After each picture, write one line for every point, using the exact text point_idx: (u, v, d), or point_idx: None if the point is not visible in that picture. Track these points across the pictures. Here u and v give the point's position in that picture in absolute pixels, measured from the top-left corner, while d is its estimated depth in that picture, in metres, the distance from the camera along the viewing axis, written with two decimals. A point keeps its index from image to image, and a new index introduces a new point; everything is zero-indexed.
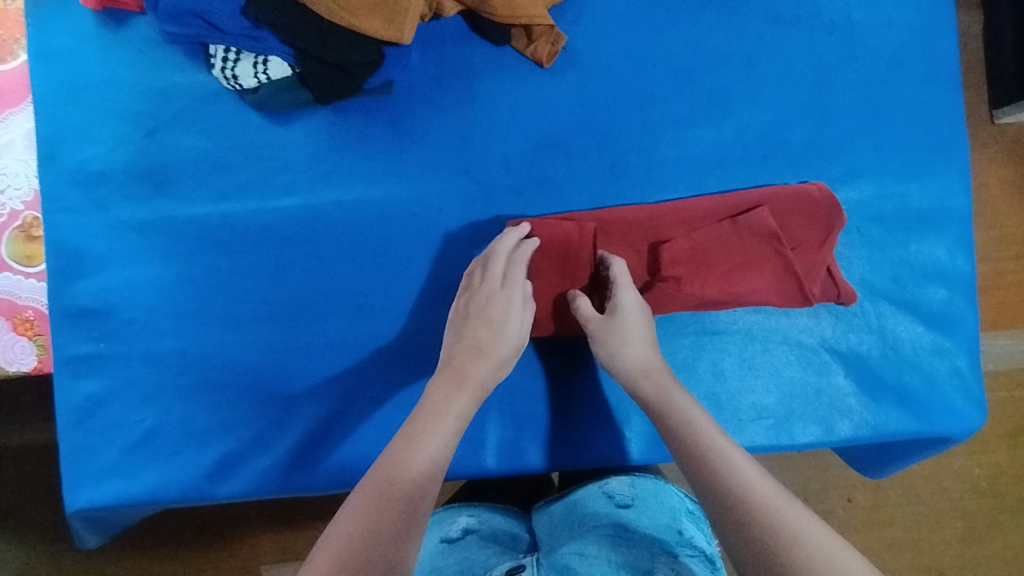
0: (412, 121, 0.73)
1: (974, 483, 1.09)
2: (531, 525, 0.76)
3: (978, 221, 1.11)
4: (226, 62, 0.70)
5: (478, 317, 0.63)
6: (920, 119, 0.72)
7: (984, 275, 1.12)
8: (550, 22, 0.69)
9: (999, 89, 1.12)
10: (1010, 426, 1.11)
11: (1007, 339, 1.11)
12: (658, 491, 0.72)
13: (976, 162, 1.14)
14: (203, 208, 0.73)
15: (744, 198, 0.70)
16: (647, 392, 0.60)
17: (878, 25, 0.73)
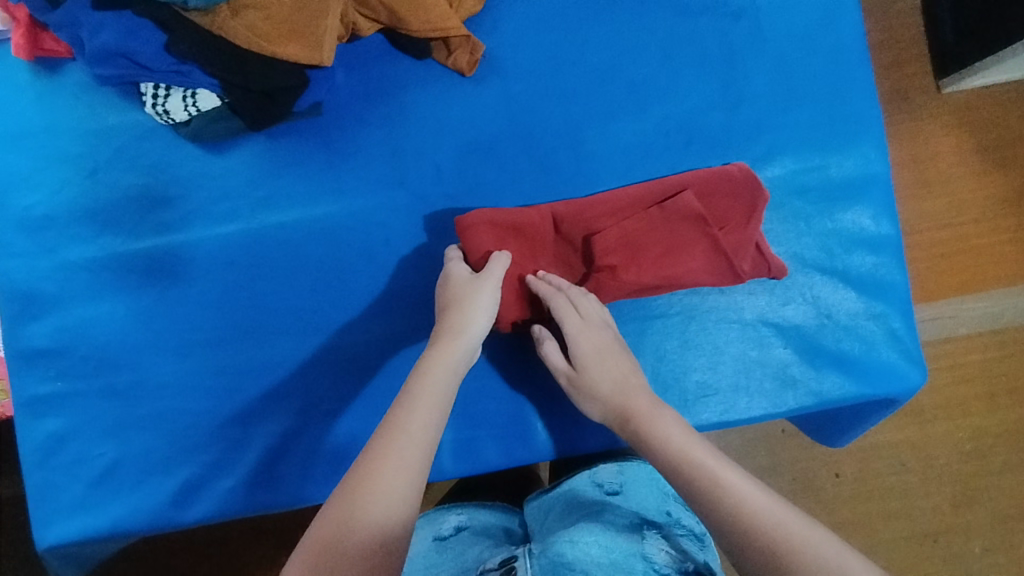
0: (343, 139, 0.75)
1: (956, 446, 1.11)
2: (522, 518, 0.80)
3: (932, 189, 1.14)
4: (156, 98, 0.72)
5: (446, 305, 0.65)
6: (835, 94, 0.75)
7: (942, 241, 1.14)
8: (464, 32, 0.71)
9: (941, 61, 1.16)
10: (987, 387, 1.13)
11: (972, 302, 1.13)
12: (647, 478, 0.75)
13: (929, 133, 1.17)
14: (149, 241, 0.75)
15: (669, 183, 0.72)
16: (633, 425, 0.61)
17: (784, 8, 0.75)
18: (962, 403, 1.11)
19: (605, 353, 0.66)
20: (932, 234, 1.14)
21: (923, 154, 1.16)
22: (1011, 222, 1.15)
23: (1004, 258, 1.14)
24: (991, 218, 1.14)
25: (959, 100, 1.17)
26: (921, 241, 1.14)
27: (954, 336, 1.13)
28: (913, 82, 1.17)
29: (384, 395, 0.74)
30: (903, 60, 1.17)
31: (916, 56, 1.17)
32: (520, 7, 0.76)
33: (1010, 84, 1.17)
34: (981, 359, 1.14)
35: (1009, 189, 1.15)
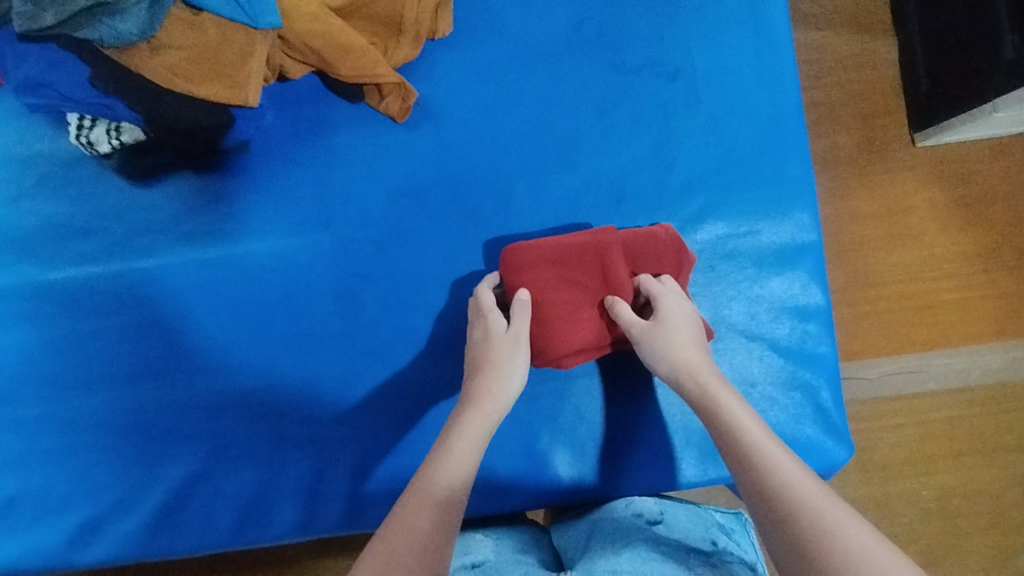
0: (271, 179, 0.74)
1: (921, 507, 1.07)
2: (554, 544, 0.74)
3: (900, 243, 1.12)
4: (81, 129, 0.71)
5: (479, 367, 0.64)
6: (769, 157, 0.74)
7: (912, 294, 1.11)
8: (395, 77, 0.70)
9: (914, 115, 1.15)
10: (954, 445, 1.09)
11: (939, 358, 1.10)
12: (685, 510, 0.71)
13: (904, 184, 1.14)
14: (67, 271, 0.73)
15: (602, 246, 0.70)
16: (693, 391, 0.59)
17: (720, 68, 0.75)
18: (926, 460, 1.08)
19: (683, 330, 0.63)
20: (903, 287, 1.11)
21: (898, 204, 1.13)
22: (982, 278, 1.12)
23: (974, 315, 1.11)
24: (962, 273, 1.12)
25: (934, 154, 1.15)
26: (892, 293, 1.11)
27: (921, 392, 1.09)
28: (886, 134, 1.15)
29: (296, 442, 0.72)
30: (873, 113, 1.15)
31: (894, 107, 1.16)
32: (455, 55, 0.75)
33: (987, 140, 1.15)
34: (950, 416, 1.10)
35: (983, 245, 1.13)
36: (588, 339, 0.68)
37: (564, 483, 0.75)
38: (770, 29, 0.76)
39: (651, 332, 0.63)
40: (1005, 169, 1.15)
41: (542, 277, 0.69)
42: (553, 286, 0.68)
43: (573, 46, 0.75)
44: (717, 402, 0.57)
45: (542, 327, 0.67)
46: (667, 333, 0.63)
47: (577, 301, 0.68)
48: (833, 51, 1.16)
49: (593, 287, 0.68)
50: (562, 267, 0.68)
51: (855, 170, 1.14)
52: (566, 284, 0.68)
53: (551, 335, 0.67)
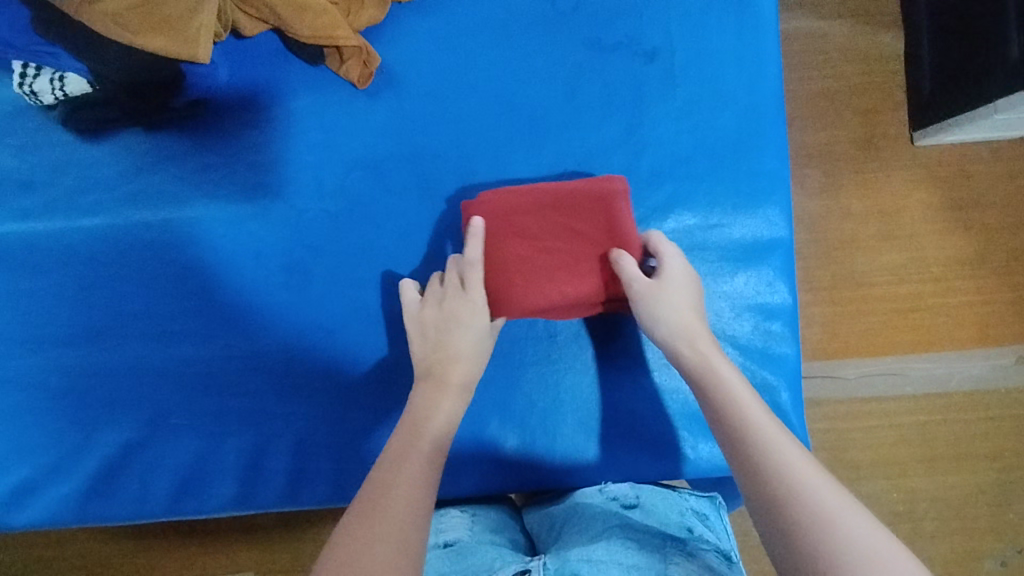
0: (224, 142, 0.71)
1: (890, 509, 1.06)
2: (527, 522, 0.74)
3: (887, 243, 1.09)
4: (24, 78, 0.67)
5: (444, 338, 0.64)
6: (746, 148, 0.71)
7: (897, 296, 1.09)
8: (355, 41, 0.67)
9: (912, 111, 1.11)
10: (927, 450, 1.07)
11: (920, 362, 1.08)
12: (660, 494, 0.70)
13: (897, 182, 1.11)
14: (8, 226, 0.70)
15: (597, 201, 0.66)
16: (691, 356, 0.60)
17: (700, 51, 0.71)
18: (897, 463, 1.07)
19: (683, 295, 0.63)
20: (888, 288, 1.09)
21: (889, 204, 1.10)
22: (970, 284, 1.09)
23: (959, 321, 1.09)
24: (952, 278, 1.09)
25: (929, 153, 1.11)
26: (876, 294, 1.09)
27: (900, 396, 1.08)
28: (882, 130, 1.12)
29: (238, 416, 0.71)
30: (870, 108, 1.12)
31: (895, 101, 1.12)
32: (423, 22, 0.72)
33: (985, 142, 1.11)
34: (925, 421, 1.08)
35: (975, 250, 1.10)
36: (581, 294, 0.65)
37: (512, 472, 0.73)
38: (756, 14, 0.72)
39: (651, 297, 0.63)
40: (1005, 173, 1.11)
41: (535, 219, 0.66)
42: (546, 231, 0.66)
43: (547, 18, 0.72)
44: (714, 371, 0.58)
45: (527, 275, 0.65)
46: (668, 297, 0.63)
47: (573, 251, 0.66)
48: (834, 41, 1.12)
49: (589, 241, 0.65)
50: (559, 213, 0.65)
51: (847, 165, 1.11)
52: (562, 233, 0.65)
53: (543, 285, 0.65)
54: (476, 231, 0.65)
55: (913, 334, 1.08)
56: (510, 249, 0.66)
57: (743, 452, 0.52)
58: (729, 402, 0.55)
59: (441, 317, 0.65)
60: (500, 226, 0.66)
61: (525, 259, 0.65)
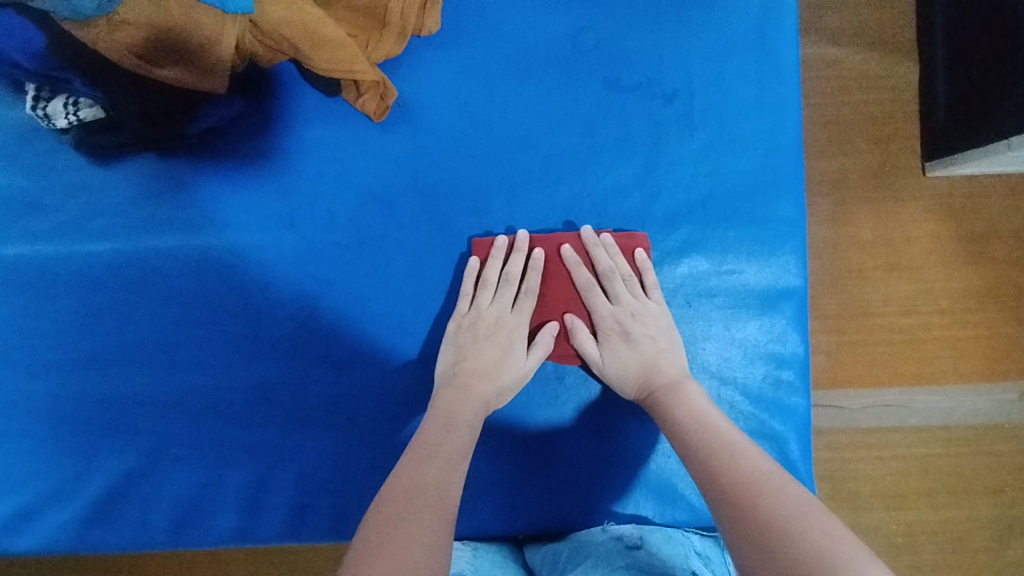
0: (236, 170, 0.71)
1: (890, 541, 1.05)
2: (528, 559, 0.72)
3: (897, 275, 1.08)
4: (37, 101, 0.67)
5: (478, 348, 0.66)
6: (762, 193, 0.70)
7: (905, 329, 1.08)
8: (375, 76, 0.66)
9: (927, 146, 1.10)
10: (930, 484, 1.06)
11: (924, 395, 1.08)
12: (664, 534, 0.69)
13: (908, 214, 1.10)
14: (18, 249, 0.70)
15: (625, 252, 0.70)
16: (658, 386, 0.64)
17: (718, 94, 0.71)
18: (900, 496, 1.06)
19: (644, 326, 0.67)
20: (896, 320, 1.08)
21: (900, 236, 1.09)
22: (979, 318, 1.08)
23: (965, 355, 1.08)
24: (960, 312, 1.08)
25: (942, 186, 1.11)
26: (884, 325, 1.08)
27: (903, 428, 1.07)
28: (896, 163, 1.11)
29: (240, 448, 0.70)
30: (884, 140, 1.11)
31: (908, 135, 1.11)
32: (441, 55, 0.71)
33: (997, 177, 1.11)
34: (928, 454, 1.07)
35: (985, 285, 1.09)
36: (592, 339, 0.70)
37: (514, 509, 0.72)
38: (776, 57, 0.72)
39: (612, 338, 0.68)
40: (1016, 208, 1.10)
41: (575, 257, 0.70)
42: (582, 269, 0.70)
43: (566, 56, 0.71)
44: (678, 394, 0.62)
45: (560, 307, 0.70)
46: (625, 332, 0.67)
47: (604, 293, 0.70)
48: (848, 73, 1.12)
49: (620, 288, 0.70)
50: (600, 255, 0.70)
51: (859, 199, 1.10)
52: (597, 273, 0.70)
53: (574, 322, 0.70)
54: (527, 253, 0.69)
55: (920, 368, 1.07)
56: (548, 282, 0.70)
57: (701, 459, 0.55)
58: (688, 419, 0.59)
59: (479, 329, 0.67)
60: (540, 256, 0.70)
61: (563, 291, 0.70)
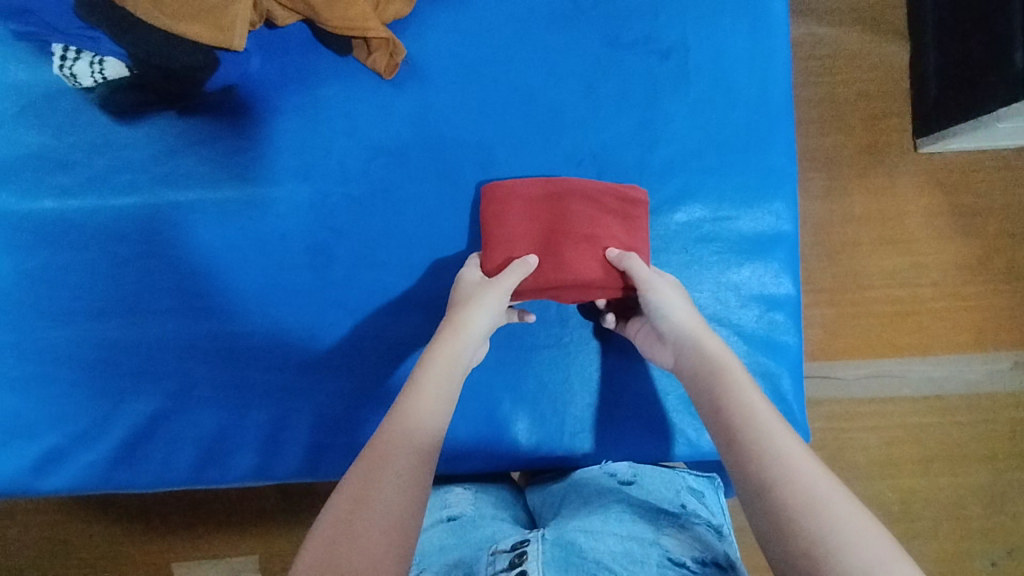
0: (253, 125, 0.74)
1: (884, 507, 1.09)
2: (528, 501, 0.76)
3: (889, 247, 1.12)
4: (64, 60, 0.70)
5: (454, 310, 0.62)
6: (755, 145, 0.74)
7: (897, 299, 1.11)
8: (384, 34, 0.70)
9: (918, 118, 1.14)
10: (924, 452, 1.10)
11: (916, 364, 1.11)
12: (657, 471, 0.72)
13: (900, 186, 1.13)
14: (45, 203, 0.74)
15: (607, 199, 0.69)
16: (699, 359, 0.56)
17: (713, 50, 0.74)
18: (893, 462, 1.09)
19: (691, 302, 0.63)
20: (888, 291, 1.11)
21: (892, 207, 1.13)
22: (969, 289, 1.12)
23: (957, 326, 1.12)
24: (951, 282, 1.12)
25: (932, 160, 1.14)
26: (877, 296, 1.11)
27: (896, 396, 1.10)
28: (887, 134, 1.14)
29: (260, 391, 0.73)
30: (876, 113, 1.15)
31: (899, 106, 1.15)
32: (448, 17, 0.75)
33: (985, 151, 1.14)
34: (921, 422, 1.11)
35: (974, 256, 1.12)
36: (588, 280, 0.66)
37: (520, 451, 0.75)
38: (768, 17, 0.75)
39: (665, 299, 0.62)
40: (1004, 182, 1.14)
41: (554, 207, 0.68)
42: (568, 215, 0.68)
43: (567, 15, 0.75)
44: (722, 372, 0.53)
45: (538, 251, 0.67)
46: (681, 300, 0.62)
47: (593, 238, 0.67)
48: (841, 47, 1.15)
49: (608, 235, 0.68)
50: (586, 199, 0.68)
51: (851, 170, 1.14)
52: (584, 218, 0.68)
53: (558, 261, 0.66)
54: (494, 208, 0.69)
55: (913, 338, 1.11)
56: (527, 228, 0.68)
57: (738, 452, 0.47)
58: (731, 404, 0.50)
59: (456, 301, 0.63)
60: (510, 202, 0.69)
61: (545, 237, 0.68)
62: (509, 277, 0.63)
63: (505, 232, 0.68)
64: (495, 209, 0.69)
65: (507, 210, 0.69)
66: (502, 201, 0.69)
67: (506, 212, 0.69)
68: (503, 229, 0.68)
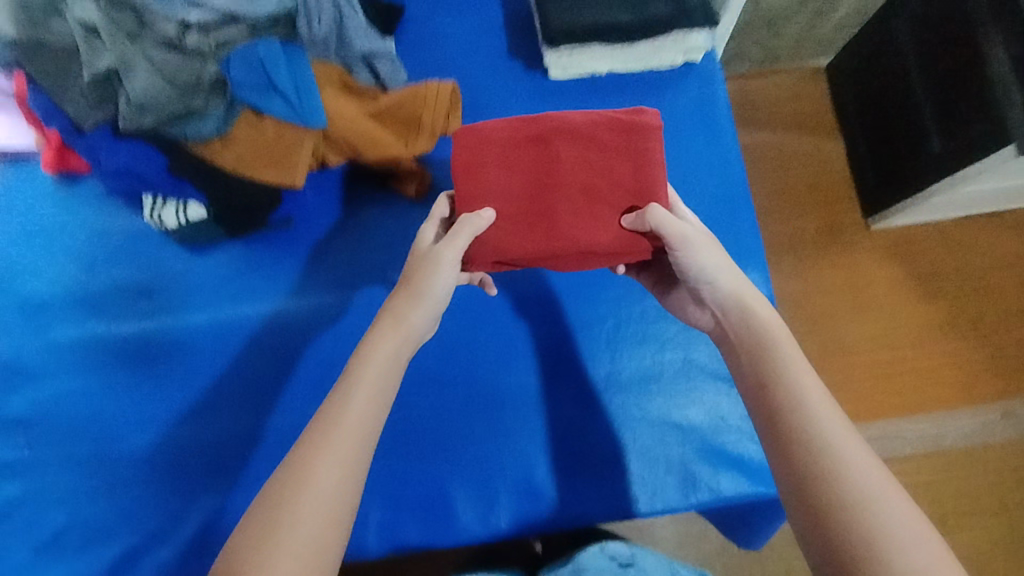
0: (308, 246, 0.89)
1: None
2: None
3: (860, 314, 1.26)
4: (154, 207, 0.86)
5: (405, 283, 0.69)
6: (727, 228, 0.89)
7: (879, 363, 1.24)
8: (414, 166, 0.89)
9: (862, 202, 1.33)
10: (936, 510, 1.17)
11: (909, 421, 1.21)
12: (654, 558, 0.81)
13: (859, 261, 1.30)
14: (130, 325, 0.86)
15: (599, 139, 0.72)
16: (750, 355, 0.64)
17: (678, 159, 0.93)
18: None
19: (719, 258, 0.69)
20: (871, 356, 1.24)
21: (857, 280, 1.29)
22: (942, 350, 1.25)
23: (939, 384, 1.23)
24: (924, 345, 1.25)
25: (885, 237, 1.31)
26: (861, 361, 1.24)
27: (896, 455, 1.19)
28: (838, 217, 1.33)
29: None
30: (826, 201, 1.34)
31: (841, 191, 1.35)
32: None
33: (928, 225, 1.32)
34: (926, 480, 1.19)
35: (940, 319, 1.26)
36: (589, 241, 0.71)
37: (558, 514, 0.81)
38: (718, 127, 0.94)
39: (694, 256, 0.68)
40: (950, 250, 1.30)
41: (540, 156, 0.72)
42: (556, 164, 0.72)
43: None
44: (778, 369, 0.61)
45: (528, 207, 0.72)
46: (713, 258, 0.68)
47: (586, 192, 0.71)
48: (783, 149, 1.37)
49: (606, 181, 0.72)
50: (575, 144, 0.72)
51: (814, 251, 1.31)
52: (576, 165, 0.72)
53: (557, 220, 0.71)
54: (468, 163, 0.73)
55: (900, 399, 1.22)
56: (516, 180, 0.72)
57: (798, 450, 0.56)
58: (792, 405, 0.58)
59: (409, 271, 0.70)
60: (490, 153, 0.73)
61: (533, 193, 0.72)
62: (451, 245, 0.69)
63: (490, 184, 0.72)
64: (476, 155, 0.73)
65: (494, 164, 0.73)
66: (482, 149, 0.73)
67: (483, 155, 0.72)
68: (486, 186, 0.72)
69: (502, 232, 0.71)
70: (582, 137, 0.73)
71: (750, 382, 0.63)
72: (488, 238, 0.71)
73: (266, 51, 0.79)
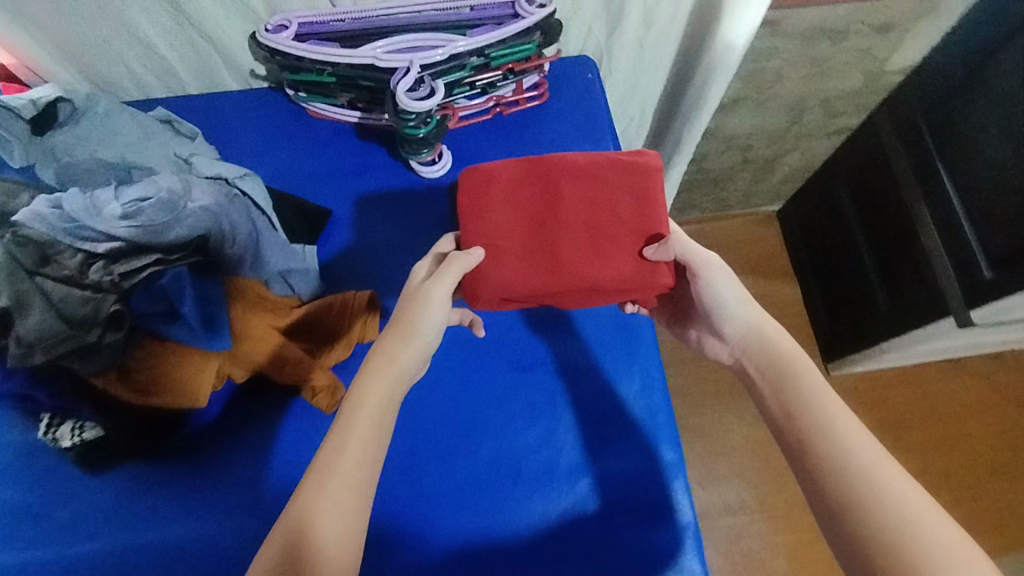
0: (210, 463, 0.87)
1: None
2: None
3: None
4: (48, 426, 0.81)
5: (404, 308, 0.78)
6: (642, 443, 0.93)
7: None
8: (327, 379, 0.87)
9: None
10: None
11: None
12: None
13: None
14: (9, 559, 0.81)
15: (595, 174, 0.84)
16: (776, 401, 0.71)
17: (594, 370, 0.98)
18: None
19: (726, 279, 0.80)
20: None
21: None
22: None
23: None
24: None
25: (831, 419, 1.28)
26: None
27: None
28: None
29: None
30: None
31: None
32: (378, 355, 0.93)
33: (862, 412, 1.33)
34: None
35: None
36: (592, 276, 0.79)
37: None
38: (634, 338, 0.99)
39: (708, 282, 0.80)
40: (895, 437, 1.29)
41: (549, 189, 0.84)
42: (571, 199, 0.83)
43: (483, 351, 0.99)
44: (821, 407, 0.66)
45: (533, 234, 0.83)
46: (727, 276, 0.80)
47: (599, 226, 0.82)
48: None
49: (616, 216, 0.82)
50: (583, 182, 0.84)
51: None
52: (586, 197, 0.83)
53: (565, 252, 0.80)
54: (473, 199, 0.85)
55: None
56: (526, 217, 0.83)
57: (839, 475, 0.61)
58: (828, 439, 0.63)
59: (410, 294, 0.79)
60: (497, 191, 0.85)
61: (543, 221, 0.83)
62: (444, 284, 0.77)
63: (491, 222, 0.83)
64: (495, 187, 0.85)
65: (507, 199, 0.85)
66: (485, 187, 0.85)
67: (487, 196, 0.85)
68: (496, 226, 0.83)
69: (504, 267, 0.81)
70: (586, 177, 0.84)
71: (775, 405, 0.70)
72: (488, 275, 0.81)
73: (173, 278, 0.78)
